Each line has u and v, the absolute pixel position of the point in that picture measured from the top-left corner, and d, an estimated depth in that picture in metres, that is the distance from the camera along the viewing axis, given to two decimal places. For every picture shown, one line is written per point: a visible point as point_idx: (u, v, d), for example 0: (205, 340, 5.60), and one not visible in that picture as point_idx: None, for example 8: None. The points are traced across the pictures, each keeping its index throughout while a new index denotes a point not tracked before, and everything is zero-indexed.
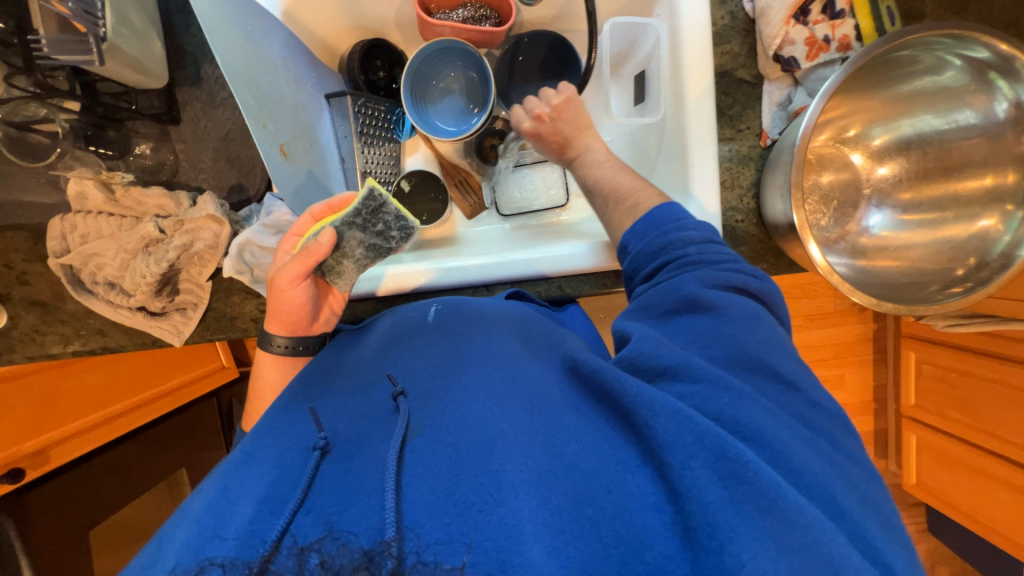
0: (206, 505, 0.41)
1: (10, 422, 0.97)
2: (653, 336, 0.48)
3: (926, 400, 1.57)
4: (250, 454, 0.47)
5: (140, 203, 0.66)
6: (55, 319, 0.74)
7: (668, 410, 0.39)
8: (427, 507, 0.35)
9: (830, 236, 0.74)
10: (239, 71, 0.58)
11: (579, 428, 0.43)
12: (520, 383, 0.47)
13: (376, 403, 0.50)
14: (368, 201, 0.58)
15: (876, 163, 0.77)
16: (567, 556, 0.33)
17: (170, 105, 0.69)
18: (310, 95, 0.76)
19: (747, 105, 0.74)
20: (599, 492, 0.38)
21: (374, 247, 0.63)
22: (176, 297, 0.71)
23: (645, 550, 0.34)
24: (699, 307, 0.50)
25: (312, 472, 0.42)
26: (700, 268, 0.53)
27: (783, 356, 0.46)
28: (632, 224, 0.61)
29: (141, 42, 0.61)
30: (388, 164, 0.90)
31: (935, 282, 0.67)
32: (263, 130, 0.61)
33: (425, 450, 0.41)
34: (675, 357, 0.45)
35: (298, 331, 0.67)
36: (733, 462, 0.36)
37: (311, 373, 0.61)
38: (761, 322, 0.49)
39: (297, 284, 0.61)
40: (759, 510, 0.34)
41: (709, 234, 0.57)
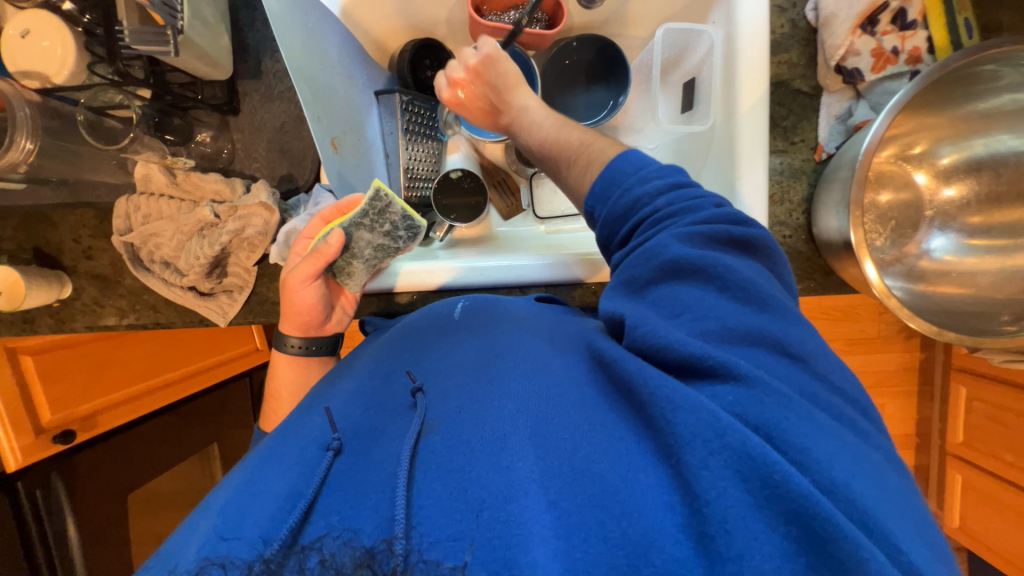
0: (235, 494, 0.42)
1: (66, 387, 1.04)
2: (643, 313, 0.47)
3: (977, 439, 1.47)
4: (272, 450, 0.47)
5: (198, 187, 0.70)
6: (114, 292, 0.78)
7: (689, 404, 0.39)
8: (438, 504, 0.36)
9: (885, 257, 0.70)
10: (299, 68, 0.61)
11: (595, 428, 0.41)
12: (540, 378, 0.46)
13: (393, 394, 0.50)
14: (374, 202, 0.63)
15: (942, 183, 0.73)
16: (576, 560, 0.33)
17: (230, 97, 0.72)
18: (360, 91, 0.78)
19: (804, 117, 0.71)
20: (608, 494, 0.37)
21: (382, 247, 0.67)
22: (224, 279, 0.74)
23: (654, 553, 0.34)
24: (684, 274, 0.47)
25: (325, 471, 0.42)
26: (681, 222, 0.49)
27: (754, 308, 0.44)
28: (592, 187, 0.55)
29: (209, 33, 0.62)
30: (431, 162, 0.91)
31: (1007, 312, 0.63)
32: (318, 124, 0.63)
33: (443, 445, 0.41)
34: (687, 343, 0.43)
35: (310, 331, 0.69)
36: (758, 462, 0.35)
37: (332, 372, 0.62)
38: (755, 281, 0.45)
39: (307, 284, 0.65)
40: (785, 520, 0.33)
41: (674, 179, 0.52)
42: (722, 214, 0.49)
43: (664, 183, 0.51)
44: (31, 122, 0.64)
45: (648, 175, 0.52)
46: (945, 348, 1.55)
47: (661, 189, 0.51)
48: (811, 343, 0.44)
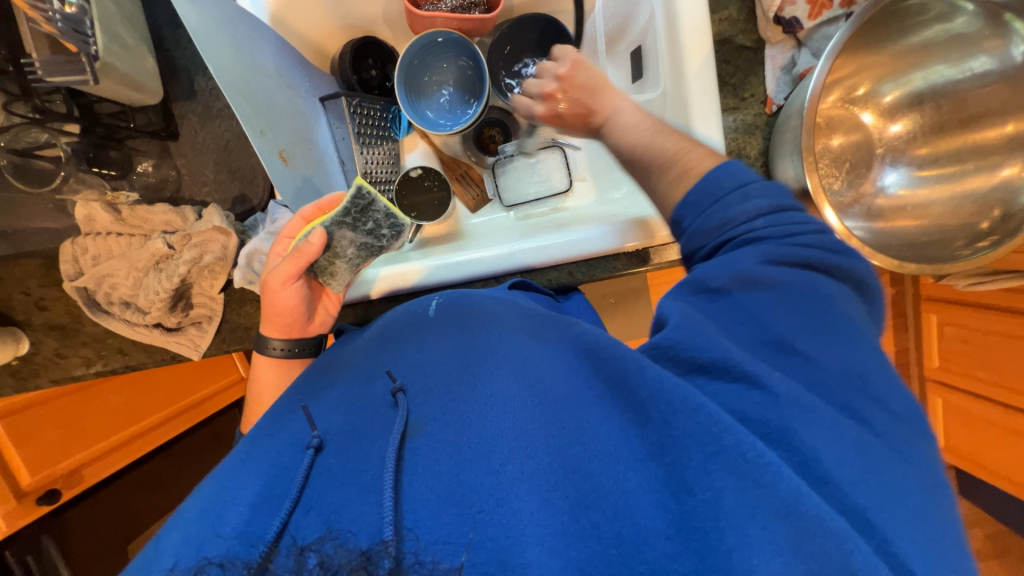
0: (205, 501, 0.43)
1: (42, 445, 0.98)
2: (691, 322, 0.44)
3: (952, 362, 1.53)
4: (250, 452, 0.48)
5: (148, 220, 0.67)
6: (75, 341, 0.75)
7: (686, 405, 0.39)
8: (427, 507, 0.36)
9: (843, 200, 0.72)
10: (233, 82, 0.58)
11: (590, 425, 0.42)
12: (532, 376, 0.46)
13: (374, 396, 0.49)
14: (357, 200, 0.61)
15: (888, 121, 0.75)
16: (569, 558, 0.34)
17: (167, 121, 0.69)
18: (303, 98, 0.75)
19: (750, 71, 0.71)
20: (601, 493, 0.38)
21: (365, 246, 0.65)
22: (190, 311, 0.72)
23: (646, 550, 0.35)
24: (760, 284, 0.44)
25: (306, 472, 0.43)
26: (764, 244, 0.45)
27: (822, 336, 0.41)
28: (686, 193, 0.50)
29: (134, 59, 0.57)
30: (388, 164, 0.90)
31: (960, 237, 0.67)
32: (263, 139, 0.61)
33: (428, 448, 0.41)
34: (714, 352, 0.42)
35: (294, 332, 0.66)
36: (753, 463, 0.35)
37: (313, 373, 0.60)
38: (844, 318, 0.42)
39: (288, 285, 0.62)
40: (780, 516, 0.33)
41: (777, 200, 0.48)
42: (814, 248, 0.45)
43: (762, 204, 0.47)
44: None
45: (734, 179, 0.48)
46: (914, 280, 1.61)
47: (761, 215, 0.47)
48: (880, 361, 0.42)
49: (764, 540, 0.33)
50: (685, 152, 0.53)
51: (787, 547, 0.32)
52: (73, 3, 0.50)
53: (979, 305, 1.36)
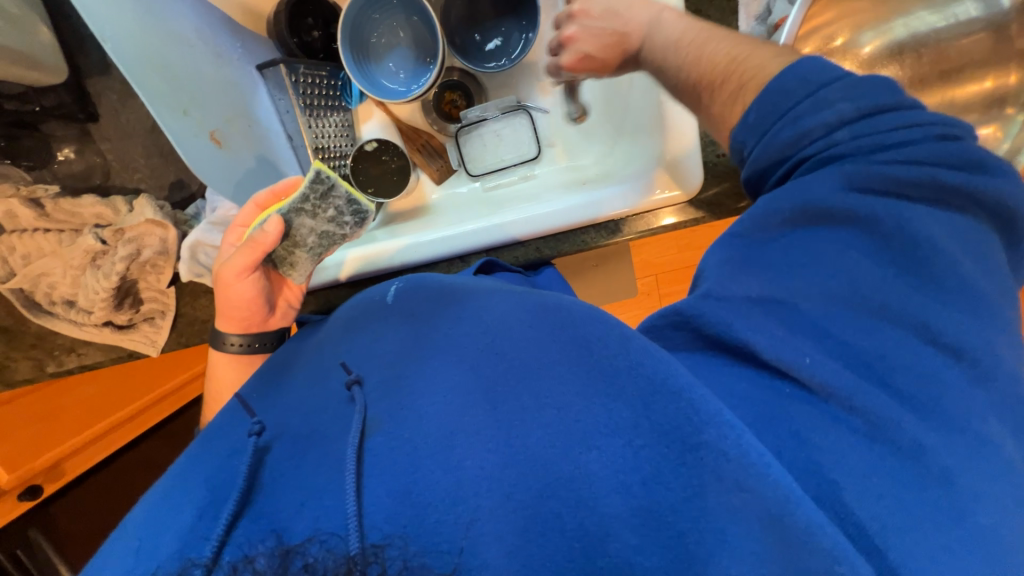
0: (154, 508, 0.41)
1: (19, 441, 0.98)
2: (738, 275, 0.39)
3: None
4: (195, 458, 0.46)
5: (75, 214, 0.62)
6: (24, 343, 0.71)
7: (672, 391, 0.36)
8: (387, 508, 0.35)
9: None
10: (141, 56, 0.52)
11: (560, 410, 0.39)
12: (497, 358, 0.43)
13: (332, 393, 0.47)
14: (315, 184, 0.57)
15: (870, 72, 0.67)
16: (528, 555, 0.34)
17: (81, 100, 0.62)
18: (236, 68, 0.69)
19: (723, 22, 0.65)
20: (562, 481, 0.36)
21: (327, 234, 0.60)
22: (141, 307, 0.68)
23: (607, 539, 0.34)
24: (832, 221, 0.37)
25: (251, 473, 0.40)
26: (849, 164, 0.37)
27: (916, 284, 0.35)
28: (745, 114, 0.42)
29: (24, 32, 0.50)
30: (344, 136, 0.83)
31: None
32: (184, 120, 0.56)
33: (386, 447, 0.39)
34: (751, 324, 0.37)
35: (252, 328, 0.63)
36: (735, 464, 0.32)
37: (270, 366, 0.58)
38: (945, 254, 0.35)
39: (244, 277, 0.59)
40: (763, 522, 0.31)
41: (872, 104, 0.37)
42: (931, 160, 0.36)
43: (841, 109, 0.38)
44: None
45: (802, 81, 0.39)
46: None
47: (844, 123, 0.38)
48: (984, 313, 0.35)
49: (745, 539, 0.32)
50: (740, 60, 0.44)
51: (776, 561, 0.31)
52: None
53: None
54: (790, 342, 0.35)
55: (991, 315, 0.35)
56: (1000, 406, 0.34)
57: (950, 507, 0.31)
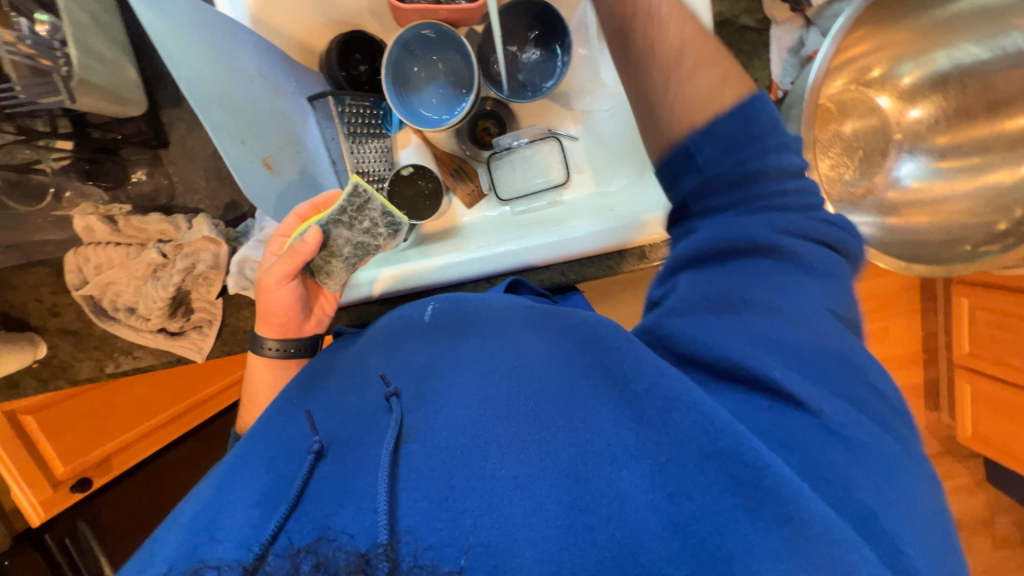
0: (200, 506, 0.43)
1: (74, 436, 1.05)
2: (699, 305, 0.40)
3: (981, 347, 1.44)
4: (242, 459, 0.48)
5: (142, 230, 0.68)
6: (88, 345, 0.78)
7: (685, 404, 0.36)
8: (421, 513, 0.35)
9: (855, 191, 0.69)
10: (208, 90, 0.58)
11: (580, 427, 0.39)
12: (525, 378, 0.44)
13: (369, 405, 0.49)
14: (353, 198, 0.61)
15: (908, 104, 0.69)
16: (563, 566, 0.32)
17: (156, 129, 0.69)
18: (289, 100, 0.75)
19: (754, 54, 0.66)
20: (595, 495, 0.35)
21: (362, 245, 0.64)
22: (191, 316, 0.73)
23: (639, 553, 0.32)
24: (766, 256, 0.40)
25: (306, 475, 0.43)
26: (786, 211, 0.41)
27: (834, 312, 0.39)
28: (713, 119, 0.41)
29: (112, 71, 0.57)
30: (383, 162, 0.88)
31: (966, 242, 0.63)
32: (242, 147, 0.61)
33: (422, 454, 0.39)
34: (725, 340, 0.38)
35: (290, 332, 0.67)
36: (752, 468, 0.32)
37: (306, 375, 0.60)
38: (840, 287, 0.41)
39: (283, 284, 0.62)
40: (780, 526, 0.30)
41: (800, 164, 0.43)
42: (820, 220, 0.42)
43: (794, 164, 0.43)
44: None
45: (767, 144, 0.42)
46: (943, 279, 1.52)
47: (789, 181, 0.42)
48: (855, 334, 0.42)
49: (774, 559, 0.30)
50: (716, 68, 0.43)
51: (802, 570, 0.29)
52: (44, 21, 0.51)
53: (1013, 289, 1.27)
54: (758, 357, 0.37)
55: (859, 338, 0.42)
56: (895, 412, 0.39)
57: (898, 508, 0.33)
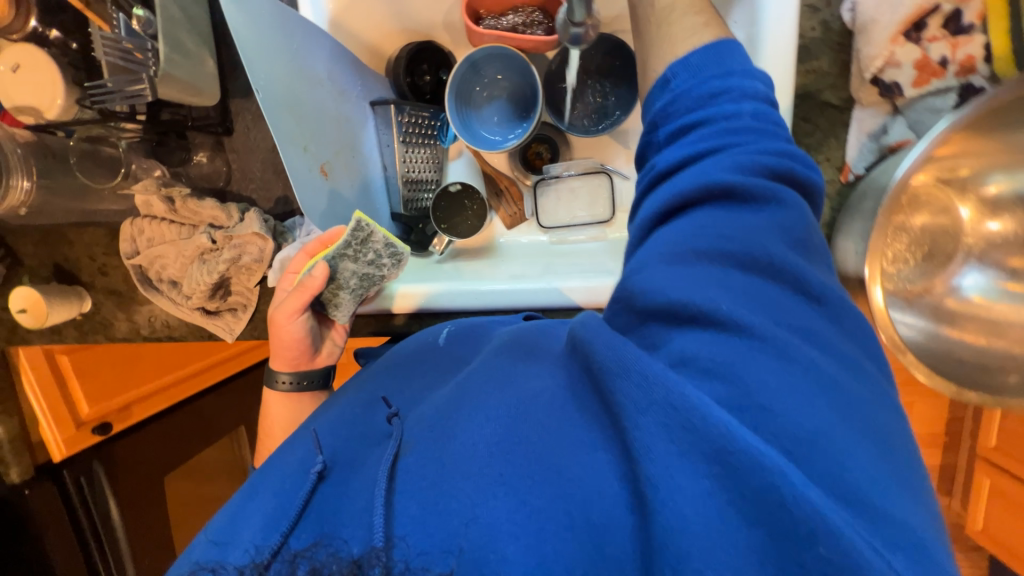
0: (224, 523, 0.45)
1: (102, 381, 1.11)
2: (666, 266, 0.39)
3: (1010, 444, 1.38)
4: (254, 486, 0.49)
5: (196, 213, 0.70)
6: (129, 307, 0.82)
7: (629, 369, 0.35)
8: (415, 520, 0.36)
9: (913, 288, 0.66)
10: (281, 95, 0.59)
11: (548, 408, 0.41)
12: (515, 379, 0.45)
13: (373, 426, 0.51)
14: (356, 234, 0.60)
15: (987, 216, 0.67)
16: (545, 555, 0.33)
17: (223, 117, 0.71)
18: (354, 104, 0.75)
19: (831, 133, 0.64)
20: (565, 478, 0.36)
21: (367, 276, 0.65)
22: (228, 298, 0.76)
23: (609, 534, 0.34)
24: (737, 192, 0.40)
25: (308, 496, 0.43)
26: (734, 151, 0.42)
27: (792, 243, 0.39)
28: (678, 99, 0.46)
29: (194, 64, 0.58)
30: (432, 170, 0.88)
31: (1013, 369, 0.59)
32: (304, 154, 0.62)
33: (416, 465, 0.41)
34: (688, 292, 0.37)
35: (301, 365, 0.68)
36: (681, 412, 0.32)
37: (320, 405, 0.63)
38: (803, 217, 0.41)
39: (293, 319, 0.64)
40: (760, 521, 0.29)
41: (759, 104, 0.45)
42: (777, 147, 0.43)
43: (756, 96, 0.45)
44: (24, 163, 0.71)
45: (711, 86, 0.45)
46: None
47: (730, 119, 0.43)
48: (824, 263, 0.42)
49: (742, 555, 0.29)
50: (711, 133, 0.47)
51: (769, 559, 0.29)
52: (141, 17, 0.56)
53: None
54: (709, 298, 0.36)
55: (831, 268, 0.42)
56: (853, 339, 0.39)
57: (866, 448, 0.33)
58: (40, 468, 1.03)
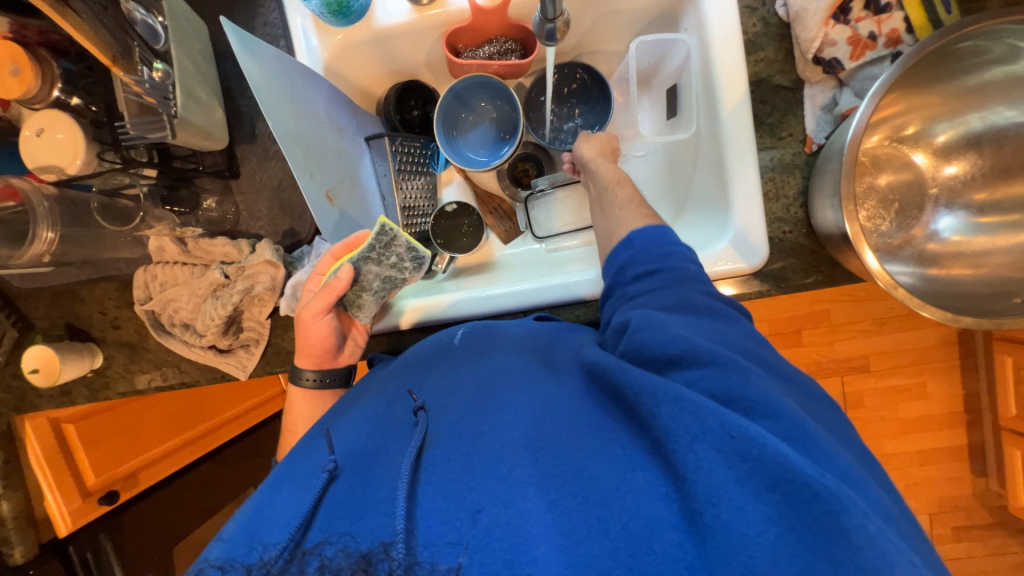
0: (243, 522, 0.43)
1: (107, 450, 1.08)
2: (656, 321, 0.48)
3: None
4: (282, 476, 0.49)
5: (209, 252, 0.74)
6: (141, 357, 0.82)
7: (671, 397, 0.40)
8: (438, 513, 0.38)
9: (893, 242, 0.70)
10: (288, 131, 0.65)
11: (586, 429, 0.44)
12: (548, 399, 0.48)
13: (396, 419, 0.52)
14: (381, 236, 0.66)
15: (943, 161, 0.73)
16: (578, 556, 0.35)
17: (230, 162, 0.76)
18: (352, 141, 0.82)
19: (788, 111, 0.70)
20: (607, 491, 0.39)
21: (389, 279, 0.68)
22: (241, 334, 0.77)
23: (652, 541, 0.35)
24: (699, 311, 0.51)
25: (321, 494, 0.44)
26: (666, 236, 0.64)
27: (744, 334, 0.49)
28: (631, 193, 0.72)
29: (205, 111, 0.64)
30: (426, 197, 0.94)
31: (1020, 292, 0.62)
32: (310, 180, 0.67)
33: (441, 459, 0.44)
34: (686, 345, 0.45)
35: (325, 364, 0.70)
36: (738, 440, 0.36)
37: (343, 402, 0.62)
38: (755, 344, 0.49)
39: (320, 318, 0.65)
40: (805, 525, 0.34)
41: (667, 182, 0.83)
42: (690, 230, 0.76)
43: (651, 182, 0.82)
44: (51, 215, 0.69)
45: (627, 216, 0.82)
46: (986, 343, 1.44)
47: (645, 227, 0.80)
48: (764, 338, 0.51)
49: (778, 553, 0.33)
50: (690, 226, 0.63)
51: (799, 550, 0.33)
52: (161, 70, 0.59)
53: None
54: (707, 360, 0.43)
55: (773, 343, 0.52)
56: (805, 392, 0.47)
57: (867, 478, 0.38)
58: (45, 546, 0.96)
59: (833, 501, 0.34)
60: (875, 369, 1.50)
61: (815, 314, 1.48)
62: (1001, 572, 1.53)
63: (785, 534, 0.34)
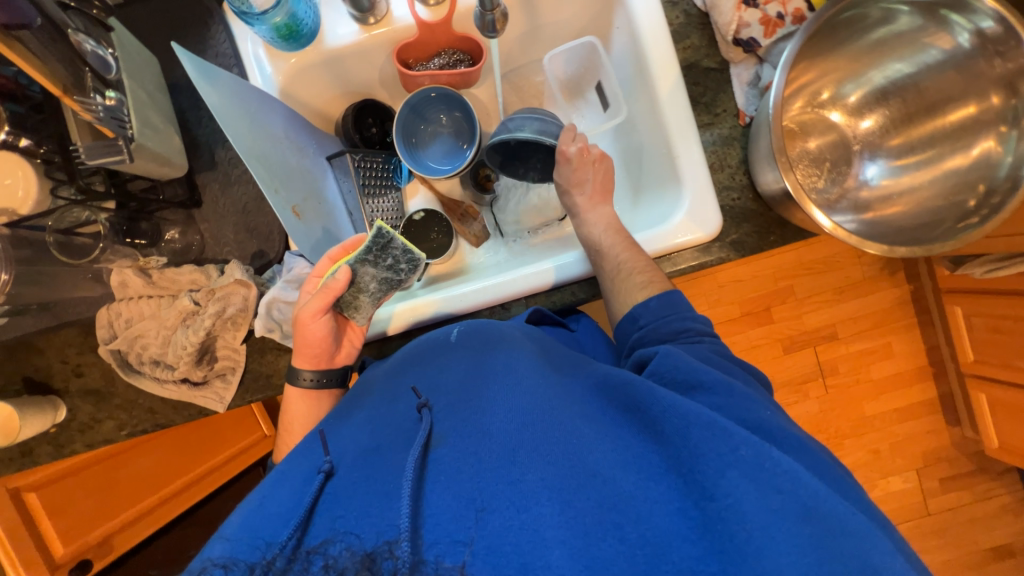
0: (244, 519, 0.43)
1: (75, 517, 1.01)
2: (676, 354, 0.53)
3: (986, 354, 1.42)
4: (283, 472, 0.48)
5: (175, 281, 0.73)
6: (109, 404, 0.78)
7: (703, 422, 0.42)
8: (448, 511, 0.38)
9: (830, 196, 0.78)
10: (250, 150, 0.65)
11: (606, 439, 0.44)
12: (561, 403, 0.48)
13: (398, 413, 0.51)
14: (377, 239, 0.64)
15: (858, 118, 0.82)
16: (591, 557, 0.36)
17: (191, 191, 0.76)
18: (314, 160, 0.83)
19: (719, 90, 0.77)
20: (623, 498, 0.40)
21: (386, 280, 0.67)
22: (215, 364, 0.75)
23: (670, 551, 0.37)
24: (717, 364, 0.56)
25: (316, 495, 0.43)
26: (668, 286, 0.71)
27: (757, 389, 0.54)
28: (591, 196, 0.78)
29: (163, 138, 0.67)
30: (394, 212, 0.95)
31: (950, 219, 0.69)
32: (276, 196, 0.67)
33: (449, 457, 0.43)
34: (711, 375, 0.50)
35: (321, 364, 0.70)
36: (764, 468, 0.40)
37: (347, 400, 0.61)
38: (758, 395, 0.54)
39: (317, 318, 0.66)
40: (814, 542, 0.37)
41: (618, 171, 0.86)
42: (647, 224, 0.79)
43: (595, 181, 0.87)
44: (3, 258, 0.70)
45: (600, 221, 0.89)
46: (936, 295, 1.54)
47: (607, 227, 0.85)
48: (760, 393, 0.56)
49: (788, 559, 0.36)
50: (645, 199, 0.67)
51: (806, 558, 0.36)
52: (114, 98, 0.61)
53: (999, 289, 1.28)
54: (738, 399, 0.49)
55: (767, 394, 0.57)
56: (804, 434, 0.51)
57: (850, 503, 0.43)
58: None
59: (839, 528, 0.38)
60: (843, 336, 1.58)
61: (781, 290, 1.55)
62: (992, 517, 1.59)
63: (802, 554, 0.36)
